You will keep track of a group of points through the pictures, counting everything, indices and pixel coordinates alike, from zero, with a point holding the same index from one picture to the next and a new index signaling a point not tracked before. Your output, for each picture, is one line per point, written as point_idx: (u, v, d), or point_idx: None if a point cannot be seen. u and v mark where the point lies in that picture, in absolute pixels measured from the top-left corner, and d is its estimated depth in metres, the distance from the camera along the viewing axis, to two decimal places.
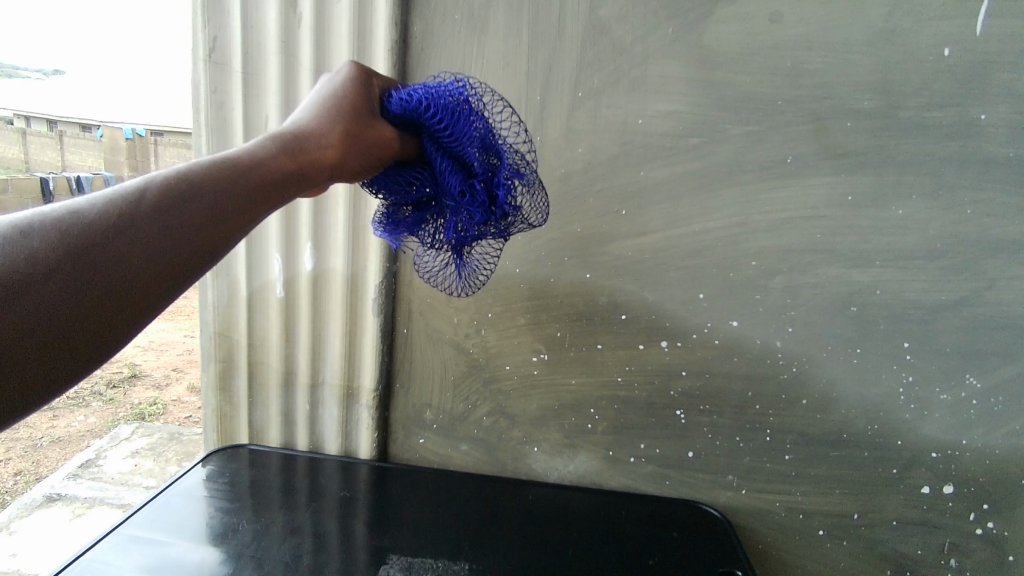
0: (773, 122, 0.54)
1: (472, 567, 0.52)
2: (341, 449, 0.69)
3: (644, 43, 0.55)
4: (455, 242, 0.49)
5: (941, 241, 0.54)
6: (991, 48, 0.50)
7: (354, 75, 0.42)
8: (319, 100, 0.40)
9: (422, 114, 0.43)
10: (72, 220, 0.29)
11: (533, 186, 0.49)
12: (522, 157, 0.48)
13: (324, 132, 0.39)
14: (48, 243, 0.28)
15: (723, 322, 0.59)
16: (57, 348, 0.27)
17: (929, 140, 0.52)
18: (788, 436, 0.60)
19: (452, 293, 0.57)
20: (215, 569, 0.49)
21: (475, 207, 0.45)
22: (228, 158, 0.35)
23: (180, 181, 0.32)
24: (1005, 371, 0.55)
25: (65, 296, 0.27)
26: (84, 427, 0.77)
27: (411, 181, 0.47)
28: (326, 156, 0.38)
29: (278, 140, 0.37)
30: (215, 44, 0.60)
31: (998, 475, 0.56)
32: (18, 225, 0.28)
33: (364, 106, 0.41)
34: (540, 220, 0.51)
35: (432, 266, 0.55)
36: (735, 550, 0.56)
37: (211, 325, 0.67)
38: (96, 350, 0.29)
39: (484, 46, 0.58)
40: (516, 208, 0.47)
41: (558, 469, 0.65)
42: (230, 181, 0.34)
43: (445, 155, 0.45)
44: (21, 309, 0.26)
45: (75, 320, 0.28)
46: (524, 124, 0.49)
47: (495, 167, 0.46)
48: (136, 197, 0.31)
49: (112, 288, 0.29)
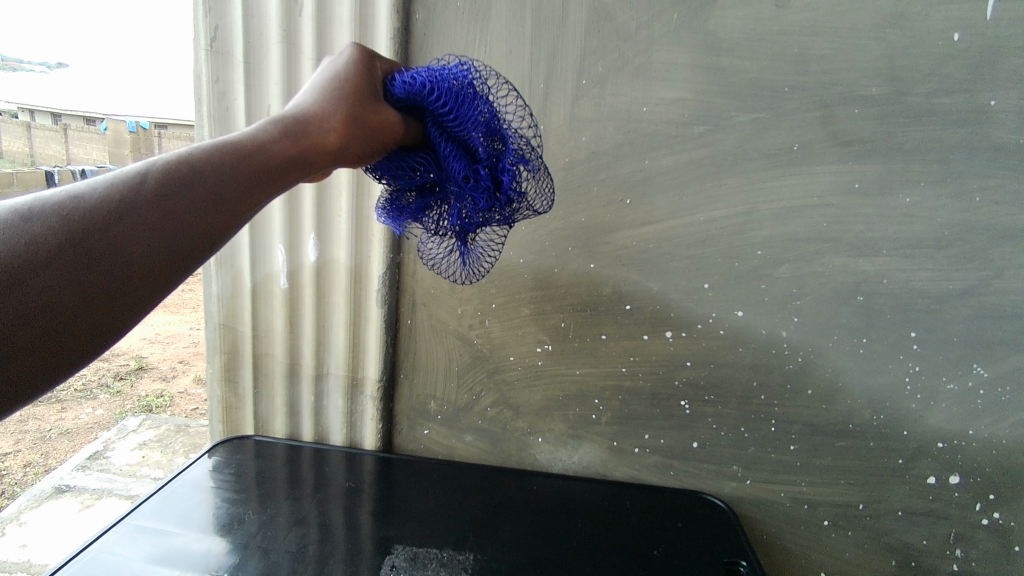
0: (779, 109, 0.53)
1: (477, 558, 0.52)
2: (346, 440, 0.69)
3: (649, 30, 0.54)
4: (460, 229, 0.48)
5: (949, 230, 0.53)
6: (1003, 32, 0.49)
7: (356, 57, 0.41)
8: (321, 82, 0.40)
9: (426, 97, 0.42)
10: (72, 205, 0.29)
11: (538, 171, 0.48)
12: (527, 143, 0.47)
13: (326, 116, 0.38)
14: (49, 228, 0.28)
15: (728, 312, 0.58)
16: (61, 335, 0.27)
17: (938, 127, 0.51)
18: (793, 427, 0.60)
19: (456, 281, 0.56)
20: (222, 559, 0.50)
21: (479, 193, 0.45)
22: (230, 142, 0.35)
23: (181, 165, 0.32)
24: (1012, 360, 0.54)
25: (66, 281, 0.27)
26: (93, 419, 0.78)
27: (415, 166, 0.47)
28: (328, 140, 0.38)
29: (280, 123, 0.37)
30: (217, 33, 0.60)
31: (1005, 465, 0.56)
32: (18, 210, 0.28)
33: (367, 90, 0.41)
34: (545, 206, 0.50)
35: (436, 253, 0.55)
36: (740, 542, 0.56)
37: (216, 316, 0.67)
38: (99, 335, 0.29)
39: (487, 34, 0.57)
40: (521, 194, 0.47)
41: (563, 460, 0.66)
42: (232, 166, 0.34)
43: (449, 140, 0.45)
44: (21, 294, 0.26)
45: (78, 306, 0.28)
46: (530, 108, 0.49)
47: (500, 152, 0.45)
48: (137, 182, 0.31)
49: (115, 274, 0.29)
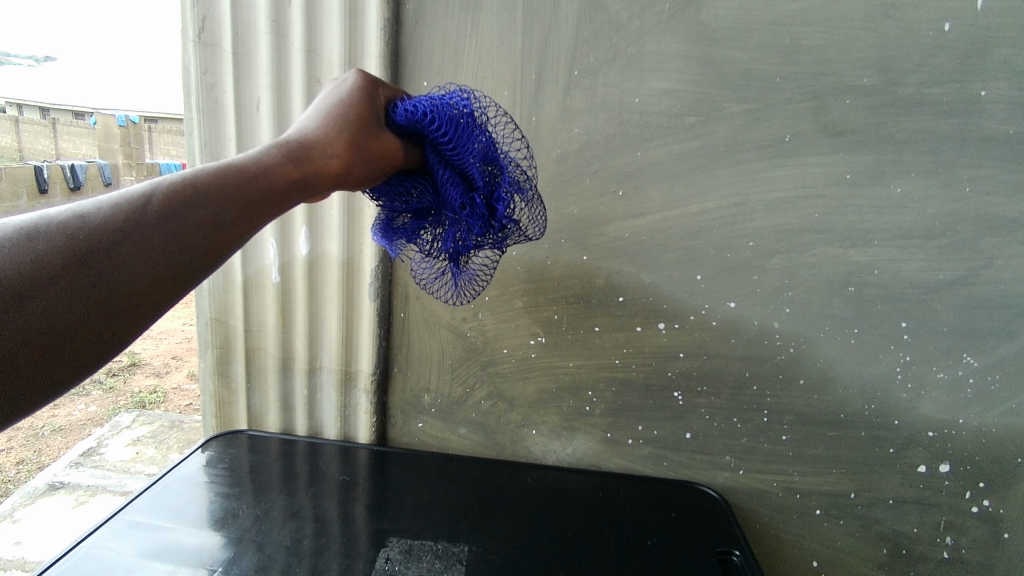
0: (772, 100, 0.53)
1: (472, 549, 0.52)
2: (340, 433, 0.69)
3: (641, 20, 0.54)
4: (453, 253, 0.49)
5: (940, 220, 0.53)
6: (992, 23, 0.49)
7: (360, 84, 0.41)
8: (325, 108, 0.40)
9: (427, 125, 0.42)
10: (77, 224, 0.28)
11: (532, 199, 0.49)
12: (522, 172, 0.48)
13: (330, 142, 0.38)
14: (53, 246, 0.27)
15: (719, 303, 0.58)
16: (59, 353, 0.27)
17: (929, 117, 0.52)
18: (785, 417, 0.60)
19: (446, 301, 0.57)
20: (216, 552, 0.50)
21: (475, 219, 0.45)
22: (233, 165, 0.35)
23: (187, 187, 0.32)
24: (1001, 350, 0.55)
25: (68, 299, 0.27)
26: (85, 415, 0.79)
27: (412, 189, 0.47)
28: (331, 165, 0.38)
29: (284, 148, 0.37)
30: (204, 24, 0.59)
31: (993, 453, 0.56)
32: (24, 228, 0.27)
33: (369, 117, 0.41)
34: (537, 233, 0.51)
35: (428, 274, 0.54)
36: (733, 530, 0.57)
37: (207, 310, 0.67)
38: (96, 354, 0.28)
39: (479, 24, 0.57)
40: (514, 221, 0.47)
41: (557, 452, 0.66)
42: (236, 189, 0.34)
43: (447, 167, 0.45)
44: (24, 313, 0.26)
45: (79, 324, 0.27)
46: (527, 142, 0.50)
47: (496, 179, 0.46)
48: (142, 203, 0.31)
49: (116, 293, 0.29)
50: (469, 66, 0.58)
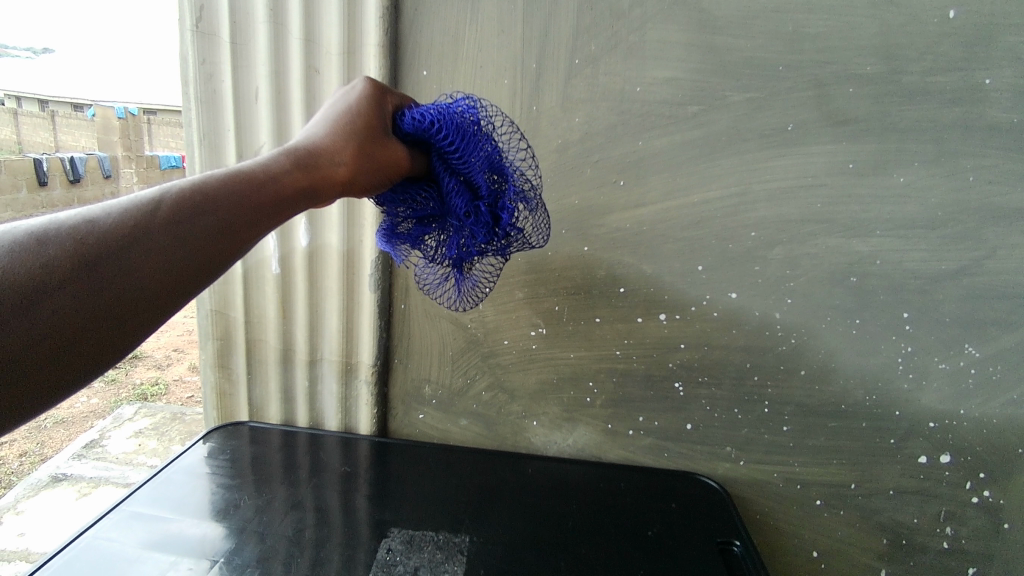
0: (774, 88, 0.53)
1: (473, 540, 0.52)
2: (341, 425, 0.69)
3: (642, 8, 0.53)
4: (456, 259, 0.48)
5: (942, 210, 0.53)
6: (998, 10, 0.48)
7: (368, 92, 0.41)
8: (333, 115, 0.39)
9: (433, 134, 0.42)
10: (87, 229, 0.28)
11: (536, 207, 0.49)
12: (527, 181, 0.48)
13: (338, 149, 0.38)
14: (63, 251, 0.27)
15: (721, 294, 0.58)
16: (65, 356, 0.27)
17: (933, 105, 0.51)
18: (786, 407, 0.60)
19: (448, 306, 0.56)
20: (217, 543, 0.50)
21: (479, 227, 0.45)
22: (242, 171, 0.35)
23: (196, 193, 0.32)
24: (1003, 340, 0.55)
25: (76, 303, 0.27)
26: (88, 408, 0.81)
27: (418, 197, 0.47)
28: (338, 173, 0.38)
29: (292, 154, 0.37)
30: (202, 14, 0.59)
31: (994, 444, 0.56)
32: (33, 232, 0.27)
33: (378, 125, 0.40)
34: (540, 241, 0.51)
35: (432, 278, 0.54)
36: (733, 520, 0.57)
37: (207, 302, 0.67)
38: (101, 358, 0.28)
39: (478, 12, 0.56)
40: (518, 230, 0.47)
41: (558, 442, 0.66)
42: (245, 195, 0.33)
43: (453, 175, 0.45)
44: (31, 316, 0.26)
45: (86, 329, 0.27)
46: (532, 152, 0.50)
47: (501, 189, 0.46)
48: (151, 209, 0.30)
49: (122, 298, 0.28)
50: (468, 56, 0.57)
